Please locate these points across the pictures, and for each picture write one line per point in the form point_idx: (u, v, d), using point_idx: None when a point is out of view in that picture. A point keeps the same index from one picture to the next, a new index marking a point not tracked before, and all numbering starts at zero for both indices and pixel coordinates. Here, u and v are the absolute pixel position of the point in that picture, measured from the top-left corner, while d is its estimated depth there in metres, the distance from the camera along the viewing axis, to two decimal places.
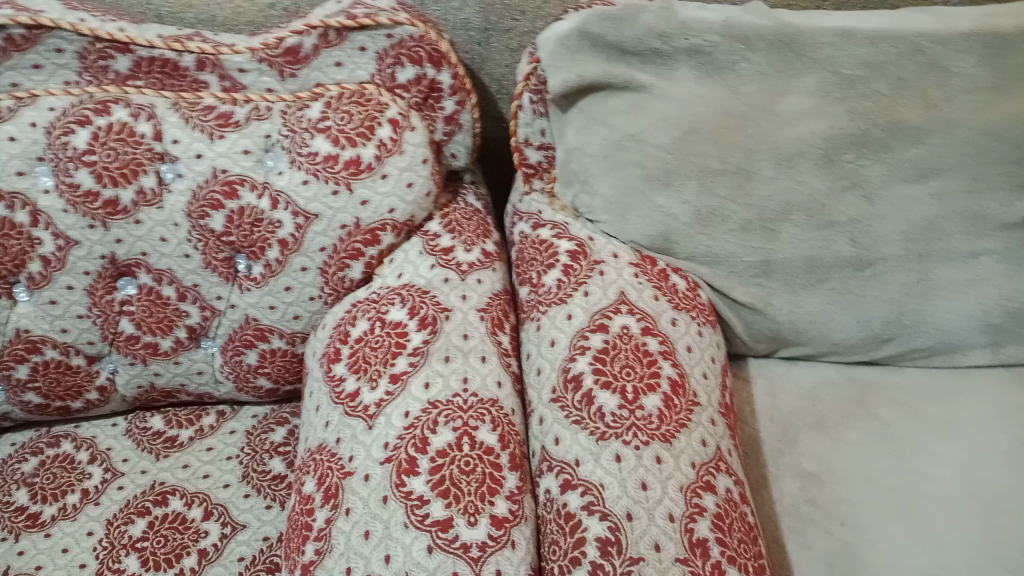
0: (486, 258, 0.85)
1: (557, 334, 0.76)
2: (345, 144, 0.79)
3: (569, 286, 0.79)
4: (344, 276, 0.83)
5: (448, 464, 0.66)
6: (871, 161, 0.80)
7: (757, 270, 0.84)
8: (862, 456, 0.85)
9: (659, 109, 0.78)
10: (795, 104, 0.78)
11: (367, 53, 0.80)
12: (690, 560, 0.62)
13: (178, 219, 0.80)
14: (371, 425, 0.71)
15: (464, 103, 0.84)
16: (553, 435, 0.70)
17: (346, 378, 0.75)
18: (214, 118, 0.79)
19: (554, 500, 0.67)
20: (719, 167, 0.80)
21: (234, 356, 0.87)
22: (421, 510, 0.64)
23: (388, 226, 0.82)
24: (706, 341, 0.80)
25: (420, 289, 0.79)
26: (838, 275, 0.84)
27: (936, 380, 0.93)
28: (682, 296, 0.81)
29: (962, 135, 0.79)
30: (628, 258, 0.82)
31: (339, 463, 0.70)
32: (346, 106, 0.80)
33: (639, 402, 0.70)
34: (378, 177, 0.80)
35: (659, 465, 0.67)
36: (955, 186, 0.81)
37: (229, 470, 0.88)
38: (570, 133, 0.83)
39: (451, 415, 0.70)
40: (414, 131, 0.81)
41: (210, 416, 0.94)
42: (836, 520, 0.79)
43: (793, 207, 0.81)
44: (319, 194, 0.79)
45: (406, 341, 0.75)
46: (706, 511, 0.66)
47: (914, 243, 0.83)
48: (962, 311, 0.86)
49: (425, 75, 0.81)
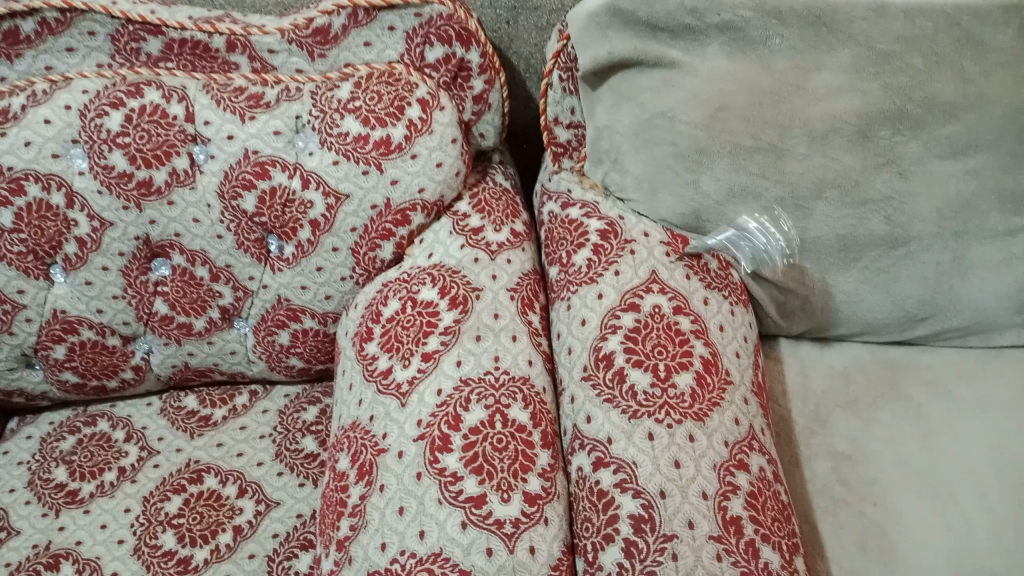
0: (516, 237, 0.85)
1: (588, 314, 0.76)
2: (375, 124, 0.79)
3: (600, 265, 0.79)
4: (375, 257, 0.83)
5: (481, 441, 0.67)
6: (906, 137, 0.78)
7: (789, 248, 0.82)
8: (894, 437, 0.85)
9: (688, 86, 0.77)
10: (826, 82, 0.77)
11: (396, 33, 0.80)
12: (724, 538, 0.64)
13: (210, 201, 0.81)
14: (403, 403, 0.71)
15: (493, 82, 0.84)
16: (584, 413, 0.72)
17: (379, 357, 0.76)
18: (246, 99, 0.80)
19: (587, 477, 0.69)
20: (751, 145, 0.78)
21: (267, 336, 0.88)
22: (455, 486, 0.65)
23: (418, 206, 0.82)
24: (739, 321, 0.80)
25: (450, 268, 0.79)
26: (872, 253, 0.83)
27: (970, 360, 0.92)
28: (714, 274, 0.81)
29: (998, 110, 0.78)
30: (659, 236, 0.81)
31: (373, 440, 0.71)
32: (376, 87, 0.80)
33: (671, 381, 0.71)
34: (408, 158, 0.80)
35: (692, 444, 0.68)
36: (991, 163, 0.80)
37: (262, 449, 0.89)
38: (600, 112, 0.83)
39: (484, 393, 0.70)
40: (443, 111, 0.81)
41: (242, 395, 0.94)
42: (868, 501, 0.80)
43: (826, 184, 0.80)
44: (350, 174, 0.79)
45: (437, 321, 0.75)
46: (739, 490, 0.67)
47: (950, 221, 0.81)
48: (997, 290, 0.85)
49: (453, 53, 0.81)
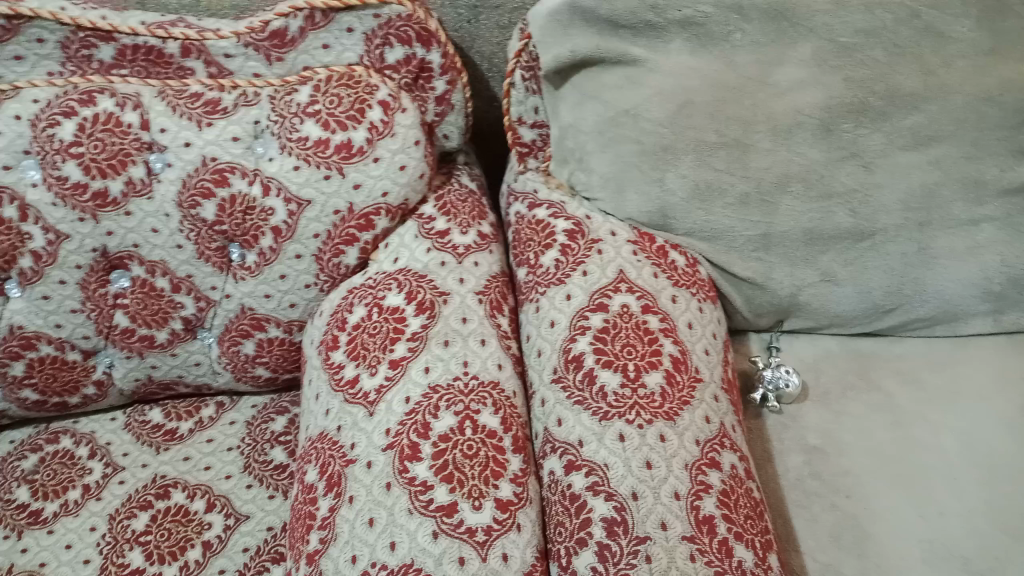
0: (482, 239, 0.83)
1: (557, 315, 0.76)
2: (336, 127, 0.77)
3: (568, 266, 0.78)
4: (339, 262, 0.82)
5: (451, 449, 0.66)
6: (870, 130, 0.78)
7: (756, 243, 0.82)
8: (864, 428, 0.85)
9: (653, 83, 0.76)
10: (790, 75, 0.76)
11: (355, 34, 0.79)
12: (697, 537, 0.63)
13: (169, 210, 0.79)
14: (371, 411, 0.70)
15: (455, 83, 0.83)
16: (555, 416, 0.71)
17: (345, 365, 0.74)
18: (202, 105, 0.78)
19: (558, 481, 0.68)
20: (716, 140, 0.78)
21: (231, 347, 0.86)
22: (424, 495, 0.64)
23: (382, 210, 0.81)
24: (707, 317, 0.79)
25: (416, 273, 0.78)
26: (838, 247, 0.83)
27: (938, 349, 0.92)
28: (682, 272, 0.81)
29: (960, 101, 0.78)
30: (626, 235, 0.81)
31: (341, 451, 0.69)
32: (336, 90, 0.78)
33: (641, 381, 0.70)
34: (370, 161, 0.78)
35: (663, 444, 0.67)
36: (954, 153, 0.80)
37: (230, 461, 0.87)
38: (564, 110, 0.82)
39: (452, 399, 0.69)
40: (405, 113, 0.80)
41: (209, 407, 0.93)
42: (841, 494, 0.80)
43: (791, 178, 0.80)
44: (311, 179, 0.78)
45: (404, 326, 0.74)
46: (711, 489, 0.66)
47: (914, 212, 0.82)
48: (963, 279, 0.85)
49: (414, 54, 0.80)
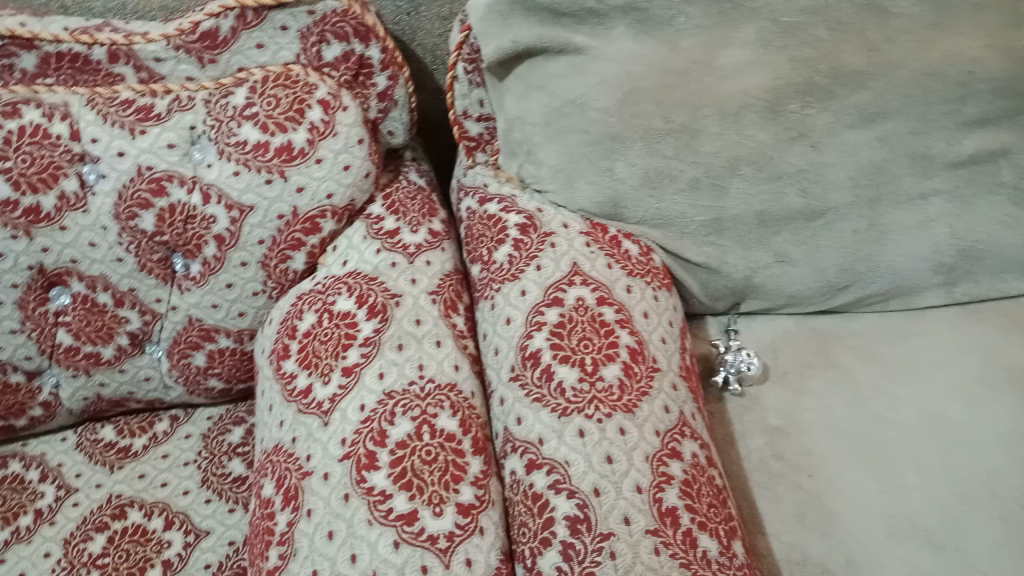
0: (434, 236, 0.81)
1: (512, 312, 0.75)
2: (275, 130, 0.75)
3: (521, 261, 0.77)
4: (287, 268, 0.79)
5: (408, 456, 0.65)
6: (817, 109, 0.78)
7: (709, 228, 0.82)
8: (825, 406, 0.86)
9: (597, 71, 0.75)
10: (736, 57, 0.75)
11: (290, 32, 0.76)
12: (660, 530, 0.63)
13: (106, 222, 0.76)
14: (326, 421, 0.68)
15: (397, 78, 0.80)
16: (515, 415, 0.70)
17: (298, 375, 0.72)
18: (134, 112, 0.75)
19: (520, 481, 0.67)
20: (664, 127, 0.77)
21: (181, 359, 0.84)
22: (384, 505, 0.63)
23: (327, 212, 0.78)
24: (663, 305, 0.79)
25: (366, 275, 0.76)
26: (790, 227, 0.83)
27: (893, 323, 0.93)
28: (636, 261, 0.80)
29: (904, 76, 0.78)
30: (578, 227, 0.80)
31: (297, 463, 0.68)
32: (273, 90, 0.75)
33: (599, 374, 0.70)
34: (312, 163, 0.76)
35: (623, 437, 0.67)
36: (901, 129, 0.80)
37: (188, 476, 0.85)
38: (509, 102, 0.80)
39: (408, 404, 0.68)
40: (347, 111, 0.77)
41: (163, 422, 0.90)
42: (803, 473, 0.81)
43: (740, 161, 0.79)
44: (252, 184, 0.75)
45: (356, 332, 0.72)
46: (674, 479, 0.66)
47: (864, 188, 0.82)
48: (916, 253, 0.86)
49: (352, 51, 0.77)
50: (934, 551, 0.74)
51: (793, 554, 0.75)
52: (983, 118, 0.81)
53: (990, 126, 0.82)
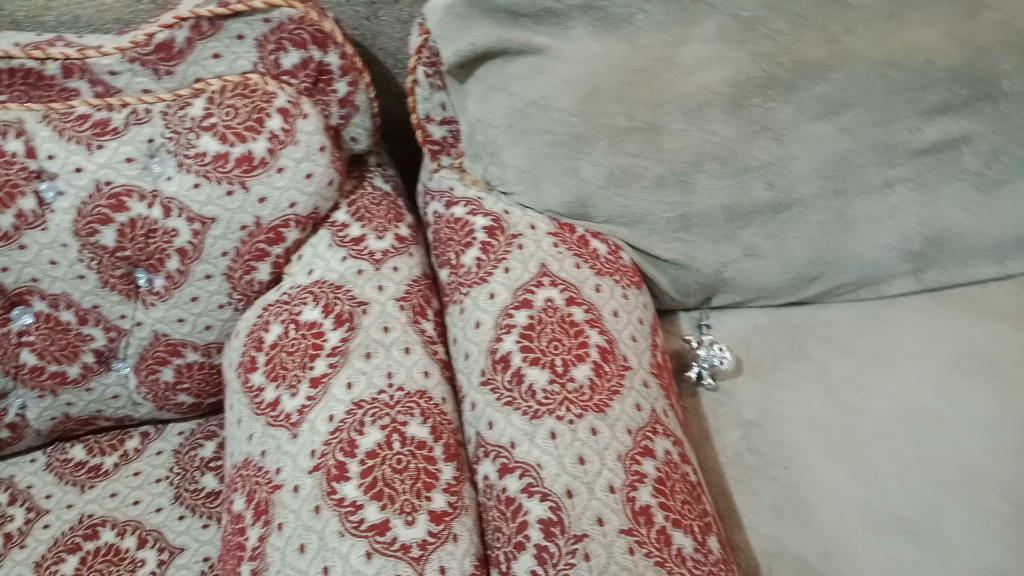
0: (401, 242, 0.81)
1: (482, 315, 0.74)
2: (234, 140, 0.74)
3: (489, 265, 0.76)
4: (252, 279, 0.79)
5: (379, 465, 0.64)
6: (779, 102, 0.78)
7: (676, 224, 0.82)
8: (798, 398, 0.86)
9: (559, 71, 0.74)
10: (696, 53, 0.75)
11: (246, 41, 0.75)
12: (634, 529, 0.63)
13: (65, 239, 0.74)
14: (295, 433, 0.68)
15: (357, 83, 0.80)
16: (486, 419, 0.69)
17: (266, 387, 0.71)
18: (90, 127, 0.73)
19: (493, 486, 0.66)
20: (627, 125, 0.77)
21: (148, 375, 0.82)
22: (355, 516, 0.62)
23: (291, 221, 0.77)
24: (632, 303, 0.78)
25: (332, 284, 0.75)
26: (758, 220, 0.83)
27: (864, 312, 0.93)
28: (604, 260, 0.79)
29: (864, 67, 0.78)
30: (545, 228, 0.79)
31: (267, 477, 0.67)
32: (231, 100, 0.74)
33: (569, 375, 0.69)
34: (274, 172, 0.75)
35: (595, 437, 0.67)
36: (864, 119, 0.80)
37: (160, 493, 0.84)
38: (471, 104, 0.79)
39: (378, 413, 0.67)
40: (307, 119, 0.77)
41: (133, 438, 0.88)
42: (779, 465, 0.81)
43: (705, 156, 0.79)
44: (213, 196, 0.74)
45: (323, 342, 0.71)
46: (647, 478, 0.66)
47: (829, 179, 0.82)
48: (882, 242, 0.86)
49: (310, 58, 0.77)
50: (910, 539, 0.74)
51: (770, 546, 0.75)
52: (944, 105, 0.82)
53: (951, 113, 0.82)
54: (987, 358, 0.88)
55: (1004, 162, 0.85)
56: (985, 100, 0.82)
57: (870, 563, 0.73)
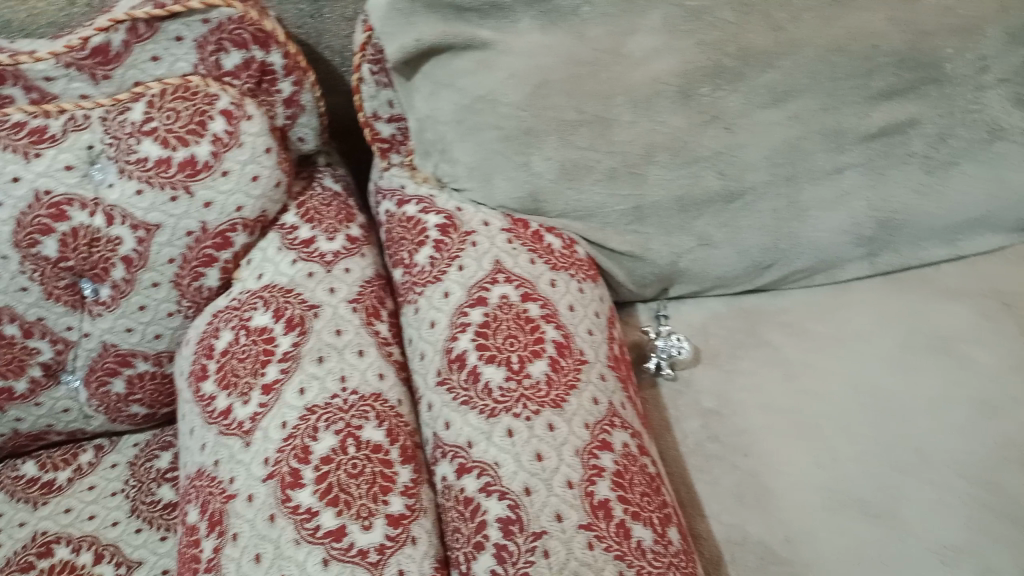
0: (352, 243, 0.80)
1: (436, 315, 0.73)
2: (176, 144, 0.72)
3: (443, 263, 0.75)
4: (201, 286, 0.77)
5: (334, 470, 0.63)
6: (727, 91, 0.78)
7: (630, 216, 0.82)
8: (757, 385, 0.86)
9: (506, 65, 0.73)
10: (643, 44, 0.74)
11: (185, 42, 0.72)
12: (593, 524, 0.62)
13: (5, 252, 0.71)
14: (248, 441, 0.66)
15: (302, 83, 0.79)
16: (443, 419, 0.68)
17: (217, 396, 0.70)
18: (27, 135, 0.70)
19: (451, 486, 0.66)
20: (577, 118, 0.76)
21: (99, 388, 0.81)
22: (310, 523, 0.61)
23: (238, 225, 0.76)
24: (588, 297, 0.78)
25: (283, 288, 0.74)
26: (711, 209, 0.84)
27: (820, 297, 0.94)
28: (559, 255, 0.79)
29: (810, 53, 0.78)
30: (499, 223, 0.78)
31: (220, 487, 0.66)
32: (172, 103, 0.72)
33: (525, 371, 0.69)
34: (219, 175, 0.73)
35: (552, 433, 0.66)
36: (812, 105, 0.81)
37: (115, 507, 0.82)
38: (418, 101, 0.78)
39: (332, 417, 0.66)
40: (251, 120, 0.75)
41: (87, 452, 0.86)
42: (739, 453, 0.81)
43: (656, 148, 0.79)
44: (156, 203, 0.72)
45: (274, 347, 0.70)
46: (605, 471, 0.66)
47: (780, 166, 0.83)
48: (835, 227, 0.87)
49: (253, 58, 0.75)
50: (870, 520, 0.75)
51: (733, 534, 0.75)
52: (890, 90, 0.82)
53: (897, 98, 0.83)
54: (940, 338, 0.89)
55: (950, 145, 0.86)
56: (929, 83, 0.83)
57: (832, 546, 0.74)
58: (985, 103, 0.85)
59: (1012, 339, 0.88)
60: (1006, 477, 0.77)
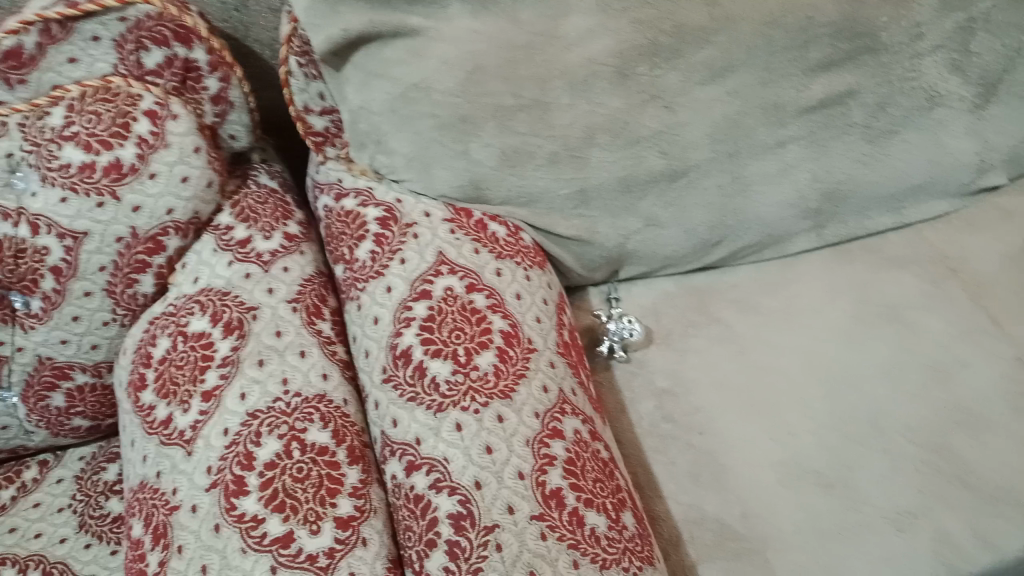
0: (290, 241, 0.78)
1: (380, 311, 0.71)
2: (99, 148, 0.69)
3: (384, 257, 0.74)
4: (135, 293, 0.75)
5: (278, 476, 0.62)
6: (665, 69, 0.77)
7: (575, 200, 0.81)
8: (709, 362, 0.86)
9: (437, 52, 0.71)
10: (577, 25, 0.73)
11: (103, 42, 0.70)
12: (546, 515, 0.61)
13: None
14: (189, 451, 0.65)
15: (229, 78, 0.77)
16: (390, 418, 0.67)
17: (157, 405, 0.68)
18: None
19: (402, 485, 0.64)
20: (514, 103, 0.75)
21: (39, 403, 0.77)
22: (257, 531, 0.60)
23: (169, 229, 0.74)
24: (535, 284, 0.77)
25: (219, 291, 0.72)
26: (655, 189, 0.83)
27: (770, 272, 0.94)
28: (504, 243, 0.78)
29: (746, 28, 0.78)
30: (441, 214, 0.77)
31: (163, 499, 0.64)
32: (92, 106, 0.70)
33: (472, 364, 0.67)
34: (146, 178, 0.71)
35: (501, 425, 0.64)
36: (750, 80, 0.80)
37: (63, 523, 0.80)
38: (350, 92, 0.75)
39: (275, 422, 0.65)
40: (177, 120, 0.73)
41: (31, 469, 0.84)
42: (694, 431, 0.81)
43: (597, 130, 0.78)
44: (82, 209, 0.70)
45: (212, 352, 0.68)
46: (556, 460, 0.64)
47: (722, 143, 0.82)
48: (779, 203, 0.88)
49: (175, 55, 0.73)
50: (824, 492, 0.75)
51: (691, 514, 0.75)
52: (828, 61, 0.82)
53: (835, 69, 0.83)
54: (889, 306, 0.89)
55: (891, 113, 0.86)
56: (866, 53, 0.83)
57: (788, 519, 0.74)
58: (923, 71, 0.86)
59: (958, 304, 0.89)
60: (956, 442, 0.78)
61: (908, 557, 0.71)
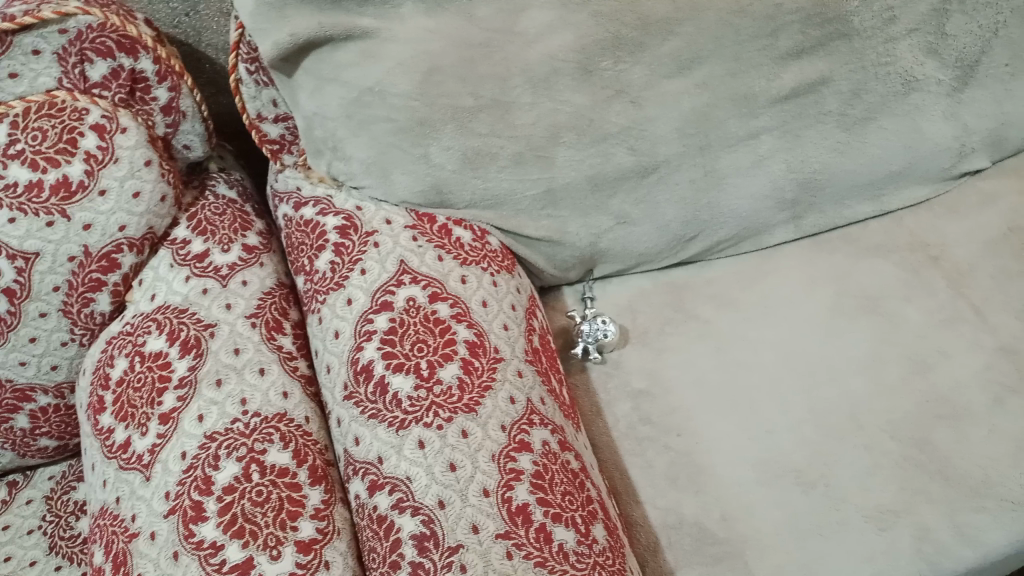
0: (249, 252, 0.76)
1: (340, 324, 0.70)
2: (45, 166, 0.67)
3: (344, 268, 0.72)
4: (92, 312, 0.73)
5: (237, 500, 0.60)
6: (629, 63, 0.75)
7: (543, 201, 0.79)
8: (687, 360, 0.85)
9: (391, 54, 0.69)
10: (536, 20, 0.71)
11: (44, 56, 0.68)
12: (512, 532, 0.59)
13: None
14: (147, 476, 0.64)
15: (179, 88, 0.74)
16: (352, 435, 0.65)
17: (115, 429, 0.67)
18: None
19: (365, 504, 0.63)
20: (474, 104, 0.72)
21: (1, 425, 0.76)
22: (215, 558, 0.58)
23: (123, 245, 0.72)
24: (502, 290, 0.75)
25: (176, 307, 0.71)
26: (625, 186, 0.81)
27: (748, 264, 0.92)
28: (469, 249, 0.75)
29: (712, 17, 0.75)
30: (402, 221, 0.75)
31: (123, 526, 0.63)
32: (37, 123, 0.67)
33: (435, 377, 0.65)
34: (96, 195, 0.69)
35: (466, 440, 0.63)
36: (718, 71, 0.78)
37: (33, 545, 0.79)
38: (303, 98, 0.73)
39: (233, 444, 0.63)
40: (127, 133, 0.71)
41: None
42: (672, 433, 0.79)
43: (561, 129, 0.76)
44: (32, 229, 0.68)
45: (169, 373, 0.67)
46: (523, 475, 0.62)
47: (692, 137, 0.80)
48: (754, 195, 0.86)
49: (120, 66, 0.70)
50: (803, 491, 0.74)
51: (669, 518, 0.74)
52: (799, 48, 0.80)
53: (806, 57, 0.81)
54: (869, 297, 0.87)
55: (865, 100, 0.84)
56: (838, 38, 0.81)
57: (765, 520, 0.72)
58: (897, 55, 0.84)
59: (940, 292, 0.87)
60: (938, 436, 0.76)
61: (888, 555, 0.69)
